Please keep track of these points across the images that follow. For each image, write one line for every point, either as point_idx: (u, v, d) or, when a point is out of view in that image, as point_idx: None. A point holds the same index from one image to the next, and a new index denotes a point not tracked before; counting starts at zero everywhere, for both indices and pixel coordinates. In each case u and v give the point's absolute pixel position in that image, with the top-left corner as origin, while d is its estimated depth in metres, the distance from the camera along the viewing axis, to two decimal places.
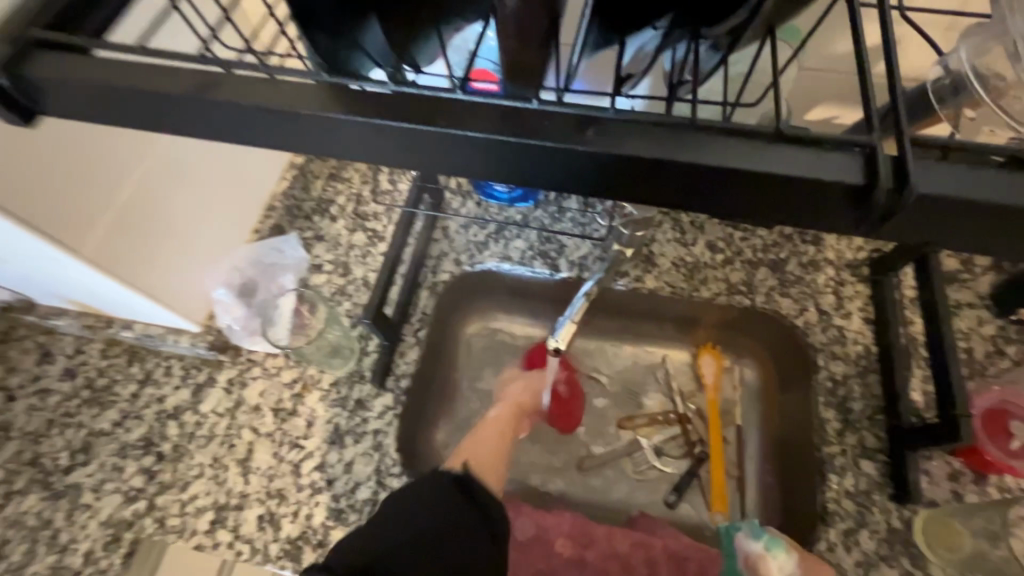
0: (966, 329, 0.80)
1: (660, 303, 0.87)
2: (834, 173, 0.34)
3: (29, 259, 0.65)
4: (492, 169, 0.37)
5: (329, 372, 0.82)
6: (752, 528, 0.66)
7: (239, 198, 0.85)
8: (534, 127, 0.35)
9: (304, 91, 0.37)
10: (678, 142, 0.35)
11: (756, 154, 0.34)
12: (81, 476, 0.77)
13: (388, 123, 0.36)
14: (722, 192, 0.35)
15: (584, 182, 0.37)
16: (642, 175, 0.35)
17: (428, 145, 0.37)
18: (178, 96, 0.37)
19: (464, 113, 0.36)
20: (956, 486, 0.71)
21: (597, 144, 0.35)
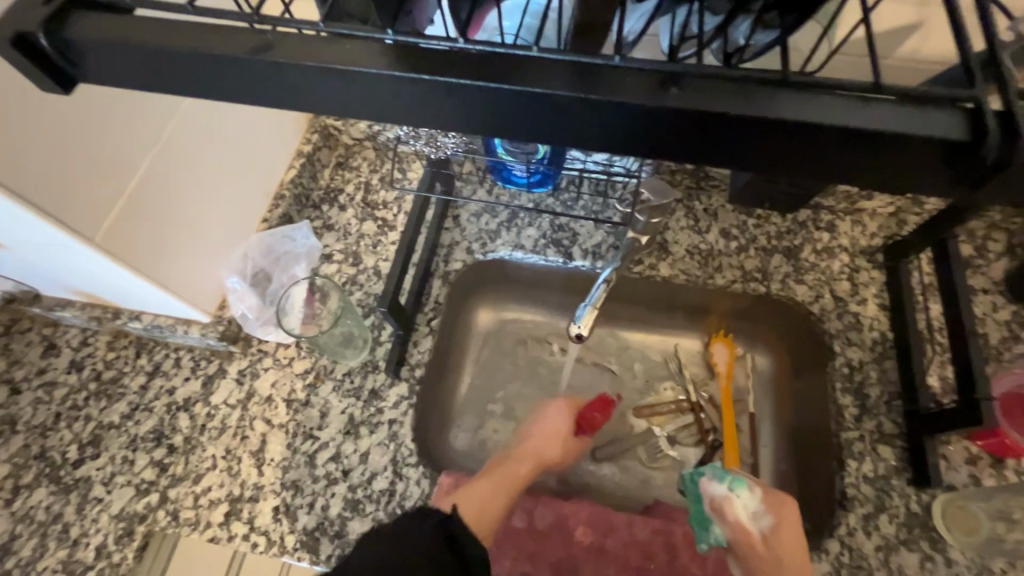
0: (981, 314, 0.80)
1: (674, 290, 0.87)
2: (935, 132, 0.31)
3: (36, 245, 0.63)
4: (562, 132, 0.35)
5: (342, 363, 0.81)
6: (715, 471, 0.65)
7: (249, 185, 0.84)
8: (613, 85, 0.33)
9: (358, 49, 0.34)
10: (769, 100, 0.32)
11: (850, 111, 0.31)
12: (91, 469, 0.76)
13: (456, 82, 0.33)
14: (806, 156, 0.33)
15: (661, 145, 0.35)
16: (722, 136, 0.33)
17: (494, 107, 0.34)
18: (227, 56, 0.34)
19: (535, 71, 0.33)
20: (974, 470, 0.71)
21: (682, 103, 0.32)
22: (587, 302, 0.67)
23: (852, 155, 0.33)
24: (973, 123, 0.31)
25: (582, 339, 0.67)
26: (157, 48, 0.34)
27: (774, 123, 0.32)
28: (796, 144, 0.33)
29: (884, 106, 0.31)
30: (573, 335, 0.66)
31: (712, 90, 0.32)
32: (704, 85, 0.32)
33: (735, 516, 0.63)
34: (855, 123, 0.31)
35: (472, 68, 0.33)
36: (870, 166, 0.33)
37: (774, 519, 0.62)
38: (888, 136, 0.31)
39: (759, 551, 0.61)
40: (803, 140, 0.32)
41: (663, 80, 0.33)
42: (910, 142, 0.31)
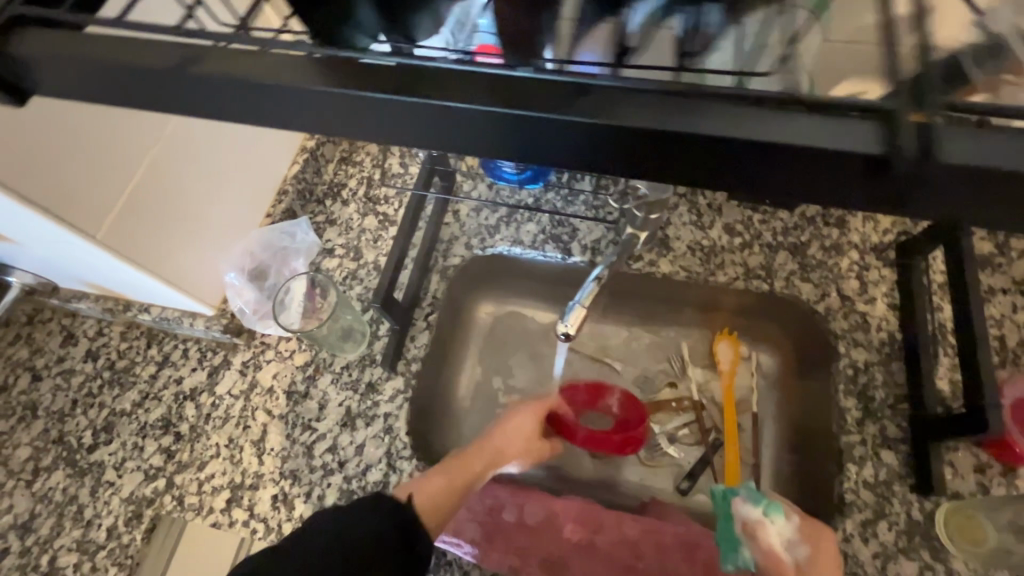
0: (997, 315, 0.76)
1: (676, 287, 0.85)
2: (849, 146, 0.30)
3: (48, 244, 0.67)
4: (486, 146, 0.35)
5: (341, 356, 0.83)
6: (751, 493, 0.63)
7: (253, 184, 0.86)
8: (532, 97, 0.33)
9: (286, 63, 0.35)
10: (689, 110, 0.31)
11: (764, 121, 0.30)
12: (104, 454, 0.80)
13: (377, 95, 0.34)
14: (728, 167, 0.32)
15: (591, 158, 0.34)
16: (641, 148, 0.32)
17: (413, 119, 0.34)
18: (162, 70, 0.35)
19: (455, 83, 0.33)
20: (983, 478, 0.68)
21: (593, 114, 0.32)
22: (576, 301, 0.65)
23: (776, 172, 0.31)
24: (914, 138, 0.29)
25: (569, 338, 0.66)
26: (110, 66, 0.36)
27: (688, 136, 0.31)
28: (711, 158, 0.32)
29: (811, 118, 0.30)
30: (560, 333, 0.65)
31: (632, 103, 0.32)
32: (625, 99, 0.32)
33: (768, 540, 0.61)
34: (768, 136, 0.30)
35: (392, 81, 0.34)
36: (796, 182, 0.32)
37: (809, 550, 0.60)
38: (801, 151, 0.30)
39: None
40: (722, 153, 0.31)
41: (583, 93, 0.33)
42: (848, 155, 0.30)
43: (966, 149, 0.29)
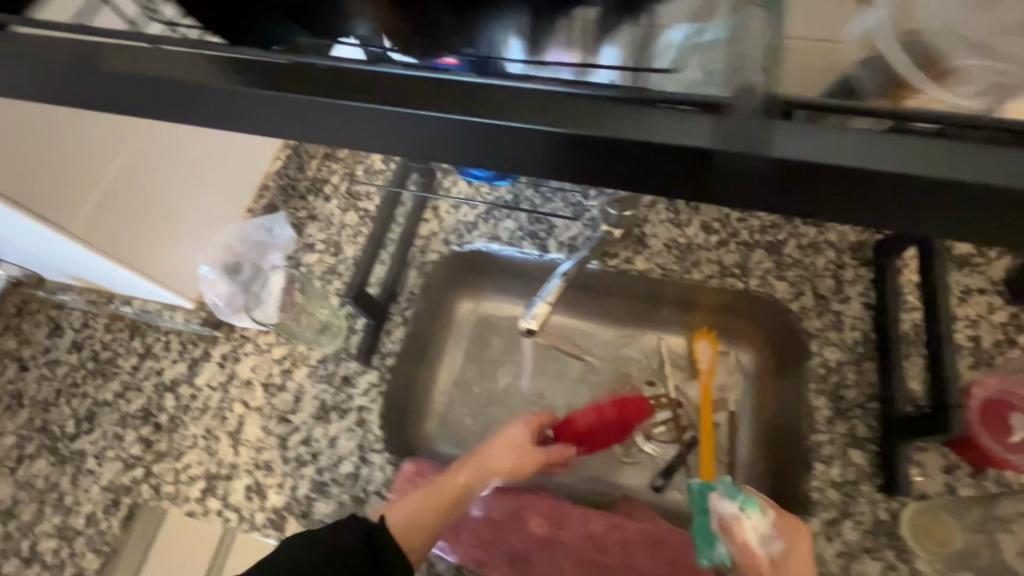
0: (973, 316, 0.76)
1: (652, 285, 0.85)
2: (741, 145, 0.30)
3: (24, 235, 0.69)
4: (394, 146, 0.35)
5: (317, 350, 0.83)
6: (728, 488, 0.61)
7: (233, 181, 0.88)
8: (435, 98, 0.33)
9: (206, 64, 0.36)
10: (588, 111, 0.32)
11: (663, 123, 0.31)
12: (85, 443, 0.81)
13: (285, 93, 0.34)
14: (636, 169, 0.32)
15: (498, 161, 0.34)
16: (542, 149, 0.32)
17: (322, 117, 0.35)
18: (89, 68, 0.36)
19: (363, 85, 0.34)
20: (950, 479, 0.68)
21: (493, 113, 0.32)
22: (540, 297, 0.67)
23: (688, 176, 0.31)
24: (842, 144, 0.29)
25: (533, 333, 0.67)
26: (49, 62, 0.37)
27: (588, 134, 0.31)
28: (614, 159, 0.32)
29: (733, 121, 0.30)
30: (523, 329, 0.67)
31: (533, 103, 0.32)
32: (527, 98, 0.33)
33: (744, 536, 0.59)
34: (658, 137, 0.30)
35: (302, 81, 0.35)
36: (689, 184, 0.32)
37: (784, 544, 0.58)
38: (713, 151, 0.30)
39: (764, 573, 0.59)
40: (625, 152, 0.31)
41: (496, 95, 0.33)
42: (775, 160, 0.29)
43: (796, 142, 0.29)
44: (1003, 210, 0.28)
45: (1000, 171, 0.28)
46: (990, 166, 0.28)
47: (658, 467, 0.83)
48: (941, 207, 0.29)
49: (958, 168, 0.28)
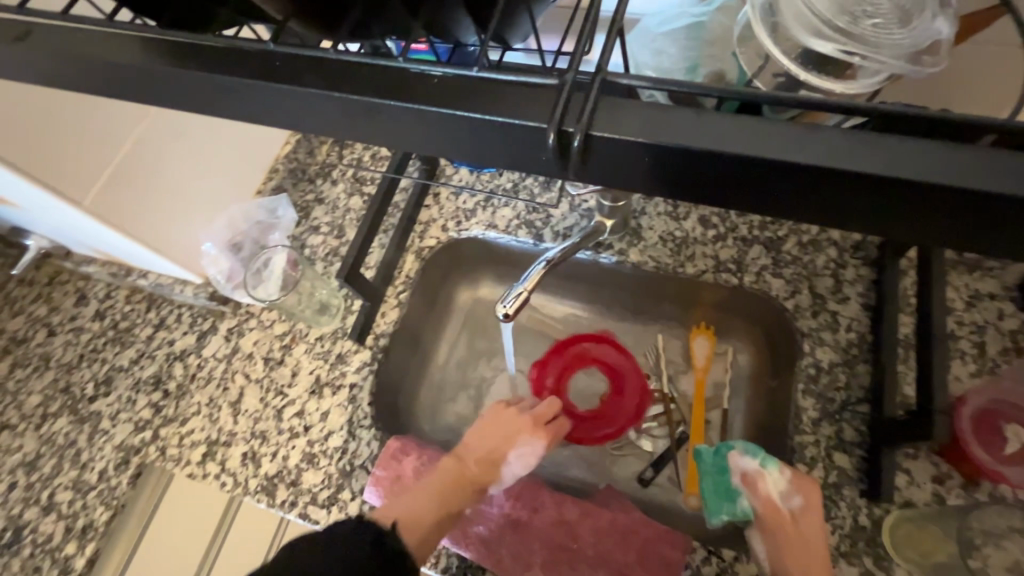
0: (982, 321, 0.72)
1: (645, 277, 0.84)
2: (659, 138, 0.30)
3: (47, 211, 0.74)
4: (302, 124, 0.37)
5: (316, 328, 0.86)
6: (748, 447, 0.65)
7: (239, 163, 0.92)
8: (337, 79, 0.35)
9: (147, 51, 0.38)
10: (473, 94, 0.33)
11: (555, 105, 0.32)
12: (102, 404, 0.87)
13: (220, 77, 0.36)
14: (532, 152, 0.33)
15: (394, 139, 0.36)
16: (452, 133, 0.34)
17: (257, 99, 0.37)
18: (64, 52, 0.39)
19: (275, 66, 0.36)
20: (939, 488, 0.65)
21: (405, 99, 0.34)
22: (517, 286, 0.68)
23: (609, 166, 0.33)
24: (774, 138, 0.30)
25: (509, 319, 0.68)
26: (36, 44, 0.40)
27: (486, 118, 0.33)
28: (513, 141, 0.33)
29: (656, 111, 0.31)
30: (499, 315, 0.68)
31: (423, 86, 0.34)
32: (418, 81, 0.34)
33: (767, 491, 0.62)
34: (529, 118, 0.32)
35: (239, 65, 0.37)
36: (555, 164, 0.33)
37: (804, 500, 0.62)
38: (629, 145, 0.31)
39: (788, 527, 0.60)
40: (526, 138, 0.33)
41: (405, 80, 0.34)
42: (696, 154, 0.30)
43: (723, 135, 0.30)
44: (853, 194, 0.30)
45: (852, 159, 0.29)
46: (843, 153, 0.29)
47: (644, 459, 0.83)
48: (800, 191, 0.30)
49: (813, 154, 0.29)
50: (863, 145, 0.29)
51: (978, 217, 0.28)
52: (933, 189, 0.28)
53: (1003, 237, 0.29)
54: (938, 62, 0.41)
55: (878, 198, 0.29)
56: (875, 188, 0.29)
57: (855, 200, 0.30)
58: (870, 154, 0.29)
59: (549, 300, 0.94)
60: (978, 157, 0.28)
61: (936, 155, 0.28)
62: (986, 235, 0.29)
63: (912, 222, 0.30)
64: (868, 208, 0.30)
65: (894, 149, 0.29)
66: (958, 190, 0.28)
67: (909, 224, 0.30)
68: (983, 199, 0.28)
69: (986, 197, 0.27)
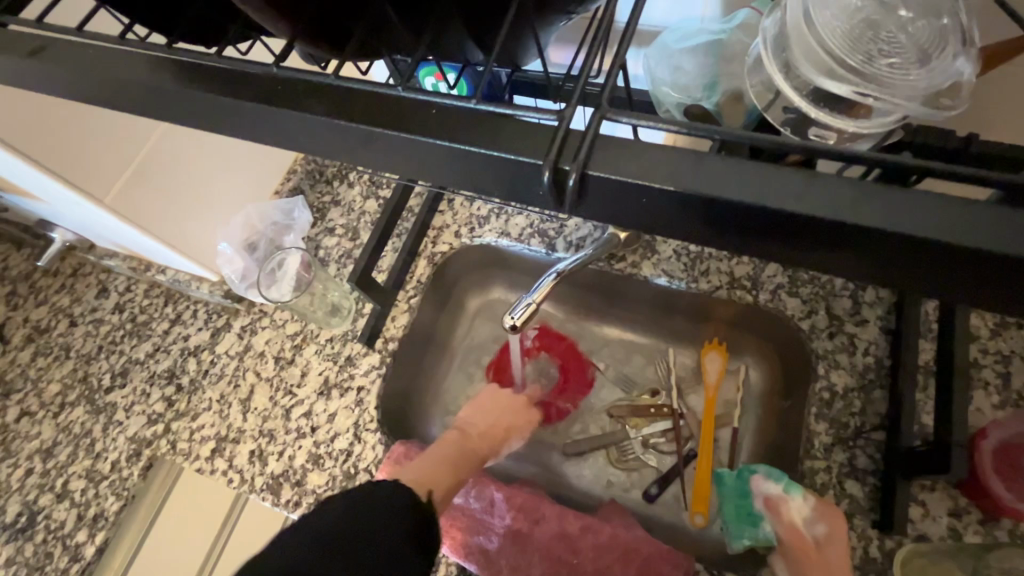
0: (1009, 350, 0.69)
1: (656, 290, 0.83)
2: (660, 180, 0.30)
3: (69, 206, 0.77)
4: (303, 146, 0.37)
5: (327, 329, 0.87)
6: (770, 471, 0.64)
7: (256, 163, 0.94)
8: (336, 105, 0.35)
9: (158, 67, 0.39)
10: (471, 125, 0.33)
11: (550, 140, 0.32)
12: (117, 396, 0.89)
13: (224, 99, 0.37)
14: (525, 186, 0.33)
15: (392, 166, 0.36)
16: (447, 164, 0.34)
17: (257, 118, 0.37)
18: (81, 64, 0.40)
19: (279, 91, 0.36)
20: (955, 523, 0.63)
21: (401, 129, 0.34)
22: (527, 297, 0.68)
23: (613, 204, 0.32)
24: (781, 185, 0.29)
25: (516, 330, 0.69)
26: (57, 54, 0.41)
27: (481, 152, 0.32)
28: (507, 176, 0.33)
29: (658, 153, 0.31)
30: (507, 326, 0.68)
31: (420, 115, 0.34)
32: (417, 111, 0.34)
33: (790, 516, 0.61)
34: (521, 154, 0.32)
35: (244, 88, 0.37)
36: (552, 201, 0.33)
37: (828, 527, 0.60)
38: (634, 186, 0.30)
39: (811, 556, 0.59)
40: (520, 173, 0.32)
41: (403, 110, 0.35)
42: (699, 201, 0.29)
43: (728, 180, 0.29)
44: (852, 246, 0.29)
45: (854, 210, 0.28)
46: (843, 204, 0.28)
47: (651, 475, 0.82)
48: (799, 240, 0.29)
49: (812, 204, 0.28)
50: (866, 197, 0.28)
51: (982, 274, 0.27)
52: (935, 246, 0.27)
53: (1008, 295, 0.28)
54: (958, 105, 0.38)
55: (886, 251, 0.28)
56: (875, 242, 0.28)
57: (853, 253, 0.29)
58: (872, 206, 0.28)
59: (560, 309, 0.93)
60: (984, 213, 0.27)
61: (942, 211, 0.27)
62: (992, 294, 0.28)
63: (913, 276, 0.29)
64: (874, 262, 0.29)
65: (907, 203, 0.28)
66: (972, 250, 0.27)
67: (910, 278, 0.29)
68: (987, 258, 0.27)
69: (991, 256, 0.26)
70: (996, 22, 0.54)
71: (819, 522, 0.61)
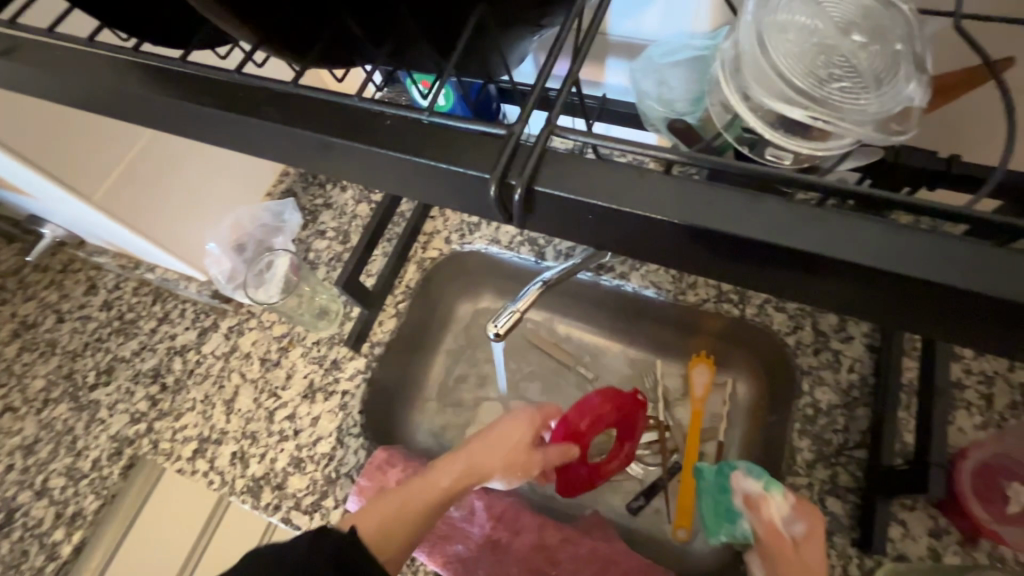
0: (992, 371, 0.69)
1: (642, 301, 0.83)
2: (614, 200, 0.30)
3: (61, 204, 0.77)
4: (261, 150, 0.37)
5: (314, 332, 0.87)
6: (752, 469, 0.65)
7: (249, 166, 0.94)
8: (295, 113, 0.35)
9: (139, 70, 0.39)
10: (428, 138, 0.33)
11: (497, 154, 0.32)
12: (101, 394, 0.88)
13: (187, 103, 0.37)
14: (475, 200, 0.33)
15: (349, 173, 0.36)
16: (402, 175, 0.34)
17: (220, 125, 0.37)
18: (58, 64, 0.40)
19: (237, 97, 0.37)
20: (935, 543, 0.63)
21: (354, 140, 0.34)
22: (511, 305, 0.68)
23: (571, 222, 0.32)
24: (734, 210, 0.29)
25: (500, 339, 0.69)
26: (38, 53, 0.41)
27: (432, 165, 0.33)
28: (459, 189, 0.33)
29: (614, 173, 0.31)
30: (491, 334, 0.68)
31: (377, 127, 0.34)
32: (374, 122, 0.35)
33: (768, 513, 0.60)
34: (469, 167, 0.32)
35: (204, 93, 0.37)
36: (499, 213, 0.33)
37: (807, 526, 0.58)
38: (591, 205, 0.30)
39: (788, 553, 0.57)
40: (470, 186, 0.32)
41: (360, 120, 0.35)
42: (651, 221, 0.30)
43: (681, 202, 0.29)
44: (798, 271, 0.29)
45: (805, 235, 0.28)
46: (790, 229, 0.28)
47: (635, 487, 0.82)
48: (752, 264, 0.30)
49: (757, 228, 0.28)
50: (816, 224, 0.28)
51: (926, 302, 0.28)
52: (876, 274, 0.27)
53: (950, 323, 0.28)
54: (907, 129, 0.39)
55: (836, 277, 0.28)
56: (820, 268, 0.28)
57: (799, 280, 0.29)
58: (817, 232, 0.28)
59: (549, 318, 0.93)
60: (924, 241, 0.27)
61: (890, 238, 0.28)
62: (933, 320, 0.29)
63: (864, 303, 0.29)
64: (827, 287, 0.29)
65: (857, 231, 0.28)
66: (918, 278, 0.27)
67: (855, 304, 0.29)
68: (925, 287, 0.27)
69: (930, 285, 0.27)
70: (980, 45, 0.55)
71: (798, 522, 0.59)
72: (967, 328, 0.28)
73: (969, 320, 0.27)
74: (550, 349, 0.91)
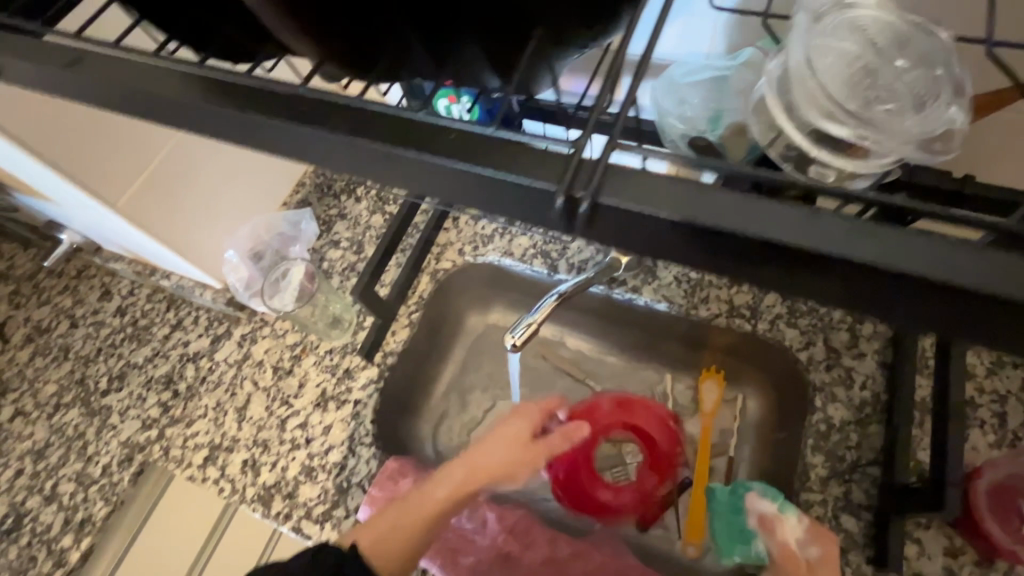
0: (1005, 390, 0.69)
1: (654, 316, 0.84)
2: (667, 209, 0.31)
3: (82, 209, 0.78)
4: (314, 160, 0.38)
5: (327, 341, 0.87)
6: (765, 489, 0.65)
7: (268, 175, 0.96)
8: (354, 125, 0.37)
9: (183, 82, 0.40)
10: (489, 150, 0.35)
11: (557, 168, 0.33)
12: (113, 399, 0.88)
13: (241, 113, 0.38)
14: (536, 210, 0.34)
15: (404, 182, 0.37)
16: (459, 186, 0.35)
17: (277, 135, 0.38)
18: (105, 74, 0.41)
19: (295, 109, 0.38)
20: (951, 562, 0.63)
21: (410, 151, 0.35)
22: (527, 316, 0.69)
23: (623, 231, 0.33)
24: (778, 219, 0.30)
25: (516, 350, 0.69)
26: (84, 63, 0.42)
27: (493, 176, 0.34)
28: (517, 199, 0.34)
29: (666, 184, 0.32)
30: (508, 345, 0.69)
31: (440, 139, 0.35)
32: (435, 135, 0.36)
33: (783, 536, 0.62)
34: (536, 178, 0.33)
35: (256, 105, 0.39)
36: (562, 222, 0.34)
37: (820, 550, 0.60)
38: (646, 214, 0.31)
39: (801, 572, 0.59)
40: (528, 197, 0.34)
41: (418, 133, 0.36)
42: (702, 230, 0.30)
43: (730, 212, 0.30)
44: (839, 280, 0.30)
45: (845, 244, 0.29)
46: (836, 239, 0.29)
47: None
48: (792, 272, 0.30)
49: (802, 237, 0.29)
50: (857, 234, 0.29)
51: (962, 310, 0.28)
52: (924, 285, 0.28)
53: (986, 333, 0.29)
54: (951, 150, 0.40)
55: (875, 285, 0.29)
56: (868, 277, 0.29)
57: (846, 291, 0.30)
58: (859, 242, 0.29)
59: (560, 331, 0.93)
60: (964, 252, 0.28)
61: (929, 247, 0.28)
62: (971, 331, 0.29)
63: (901, 311, 0.30)
64: (865, 295, 0.30)
65: (897, 240, 0.29)
66: (956, 285, 0.27)
67: (895, 315, 0.30)
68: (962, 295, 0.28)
69: (970, 294, 0.27)
70: (991, 70, 0.56)
71: (811, 543, 0.61)
72: (1003, 336, 0.28)
73: (1008, 330, 0.28)
74: (563, 362, 0.91)
